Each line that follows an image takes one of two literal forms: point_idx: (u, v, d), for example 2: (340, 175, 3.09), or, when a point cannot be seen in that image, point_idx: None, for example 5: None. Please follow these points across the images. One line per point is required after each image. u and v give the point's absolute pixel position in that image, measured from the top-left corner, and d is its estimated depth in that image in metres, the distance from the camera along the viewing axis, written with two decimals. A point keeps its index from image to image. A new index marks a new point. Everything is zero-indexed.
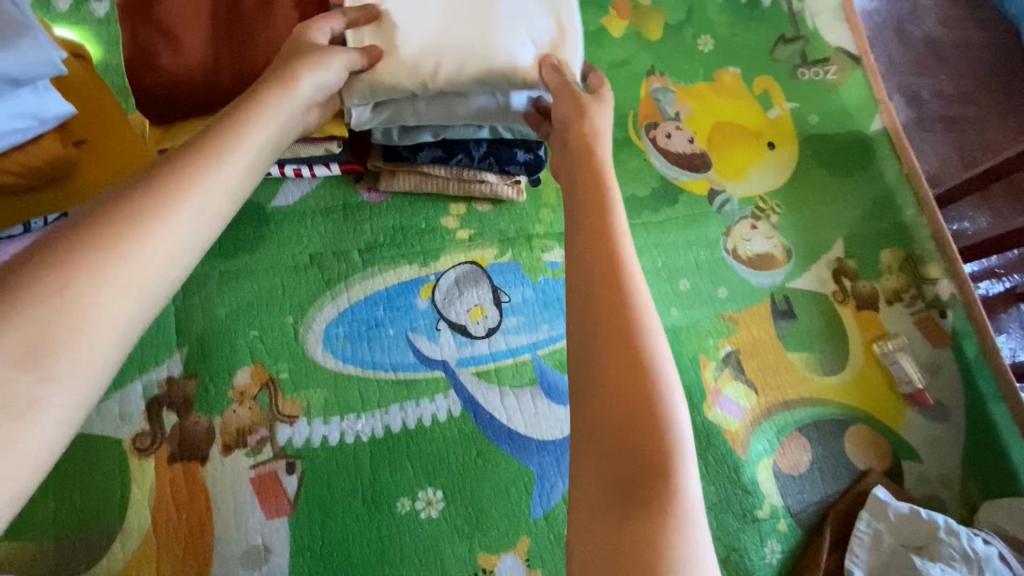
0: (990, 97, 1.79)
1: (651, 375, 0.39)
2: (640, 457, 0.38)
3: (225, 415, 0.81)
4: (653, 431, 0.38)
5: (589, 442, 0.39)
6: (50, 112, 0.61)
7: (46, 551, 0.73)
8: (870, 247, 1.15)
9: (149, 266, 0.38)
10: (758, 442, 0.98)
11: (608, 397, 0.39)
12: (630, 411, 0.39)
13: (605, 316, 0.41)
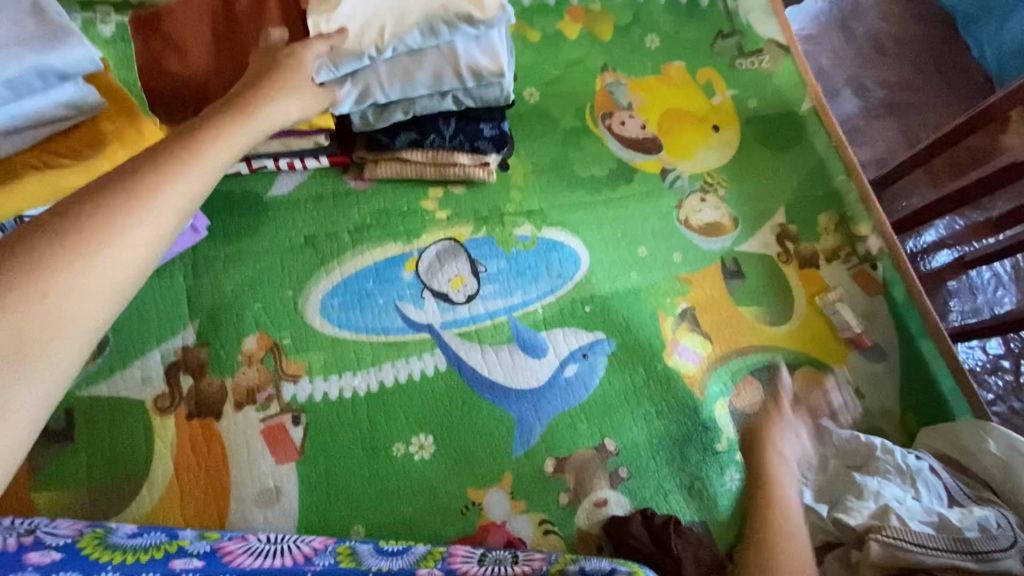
0: (930, 84, 1.95)
1: None
2: None
3: (236, 376, 0.91)
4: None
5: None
6: (87, 103, 0.74)
7: (81, 498, 0.82)
8: (808, 212, 1.29)
9: (128, 252, 0.45)
10: (714, 384, 1.10)
11: None
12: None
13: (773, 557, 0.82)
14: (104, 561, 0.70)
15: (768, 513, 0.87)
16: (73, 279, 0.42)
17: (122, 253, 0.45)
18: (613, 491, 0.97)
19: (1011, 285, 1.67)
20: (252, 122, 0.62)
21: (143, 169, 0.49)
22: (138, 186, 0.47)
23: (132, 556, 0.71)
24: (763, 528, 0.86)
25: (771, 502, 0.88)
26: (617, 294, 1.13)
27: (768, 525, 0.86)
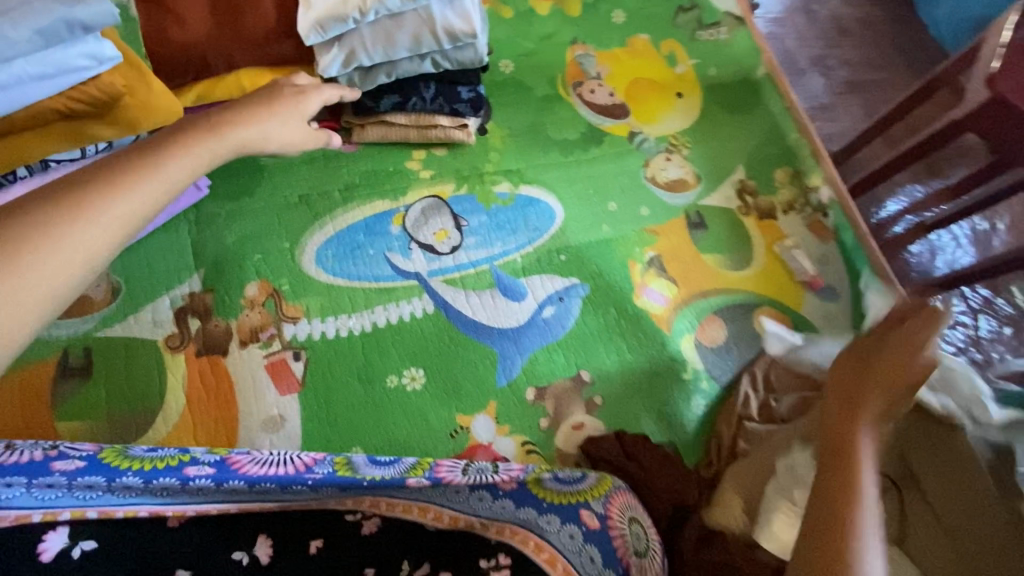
0: (890, 61, 2.07)
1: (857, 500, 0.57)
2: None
3: (240, 318, 1.00)
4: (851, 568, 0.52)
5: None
6: (107, 55, 0.83)
7: (101, 427, 0.89)
8: (765, 168, 1.39)
9: (68, 259, 0.54)
10: (680, 321, 1.20)
11: (827, 488, 0.59)
12: (839, 534, 0.55)
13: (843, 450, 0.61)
14: (122, 467, 0.78)
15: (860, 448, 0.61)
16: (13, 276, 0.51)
17: (59, 261, 0.54)
18: (589, 416, 1.07)
19: (968, 246, 1.77)
20: (222, 139, 0.71)
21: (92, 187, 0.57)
22: (79, 200, 0.56)
23: (148, 463, 0.79)
24: (850, 463, 0.60)
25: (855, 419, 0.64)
26: (590, 245, 1.23)
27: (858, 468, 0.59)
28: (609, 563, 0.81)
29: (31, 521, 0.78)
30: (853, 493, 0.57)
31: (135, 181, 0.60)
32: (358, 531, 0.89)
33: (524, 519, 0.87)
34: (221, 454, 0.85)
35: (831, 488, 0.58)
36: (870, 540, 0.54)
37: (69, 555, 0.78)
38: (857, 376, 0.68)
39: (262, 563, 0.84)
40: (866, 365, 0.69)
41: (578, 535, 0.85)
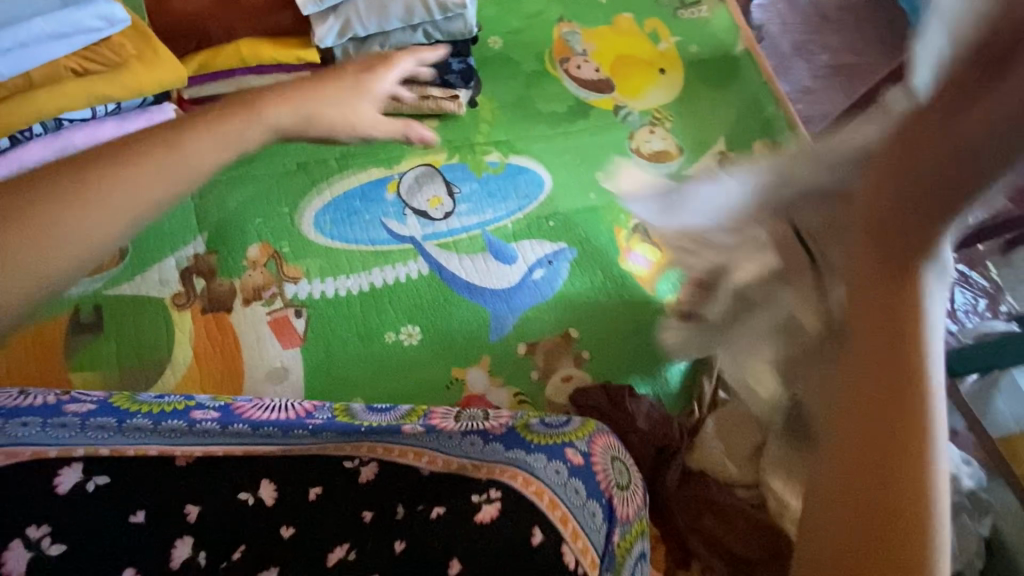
0: (871, 46, 2.13)
1: (911, 403, 0.40)
2: (883, 501, 0.38)
3: (243, 278, 1.04)
4: (917, 439, 0.39)
5: (839, 496, 0.39)
6: (115, 15, 1.04)
7: (112, 378, 0.94)
8: (745, 140, 1.44)
9: (113, 213, 0.56)
10: (663, 284, 1.22)
11: (865, 383, 0.41)
12: (893, 462, 0.39)
13: (888, 326, 0.42)
14: (132, 411, 0.86)
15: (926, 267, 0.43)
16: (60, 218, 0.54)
17: (102, 211, 0.56)
18: (578, 369, 1.13)
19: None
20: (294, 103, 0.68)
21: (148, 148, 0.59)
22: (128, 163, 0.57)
23: (156, 407, 0.87)
24: (898, 337, 0.42)
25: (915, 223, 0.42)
26: (579, 211, 1.27)
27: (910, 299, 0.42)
28: (592, 494, 0.87)
29: (47, 457, 0.77)
30: (902, 345, 0.41)
31: (185, 145, 0.60)
32: (354, 479, 0.89)
33: (515, 458, 0.90)
34: (222, 402, 0.93)
35: (875, 345, 0.42)
36: (916, 440, 0.39)
37: (82, 489, 0.77)
38: (896, 216, 0.43)
39: (265, 505, 0.84)
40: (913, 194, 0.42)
41: (563, 471, 0.89)
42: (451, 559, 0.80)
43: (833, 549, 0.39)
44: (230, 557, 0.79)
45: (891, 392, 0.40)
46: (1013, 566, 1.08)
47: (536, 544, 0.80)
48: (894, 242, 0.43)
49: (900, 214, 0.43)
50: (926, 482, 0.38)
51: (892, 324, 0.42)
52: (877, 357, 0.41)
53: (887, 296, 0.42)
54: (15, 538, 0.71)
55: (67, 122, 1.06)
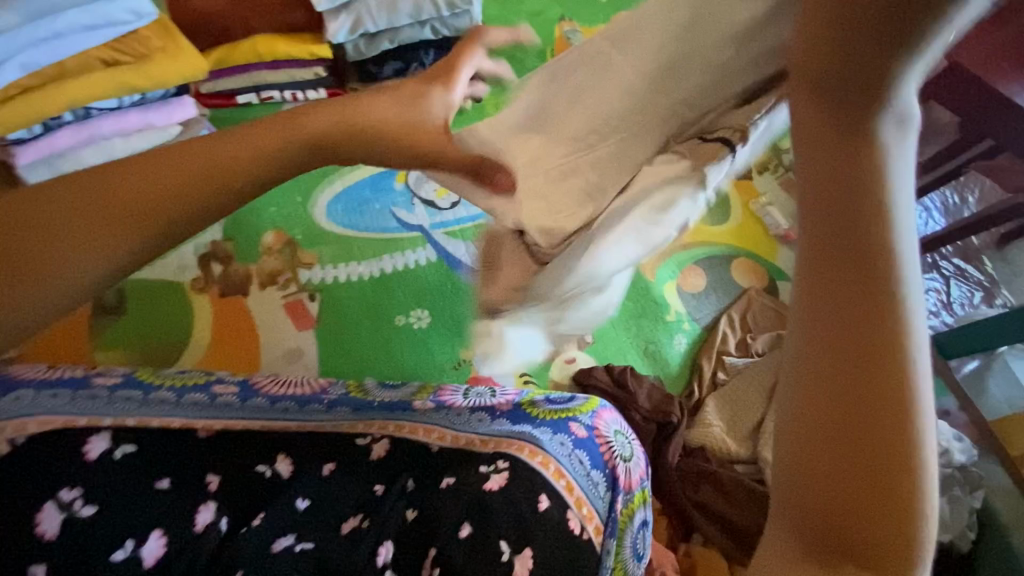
0: None
1: (878, 337, 0.30)
2: (873, 478, 0.30)
3: (259, 263, 1.09)
4: (896, 343, 0.30)
5: (814, 432, 0.31)
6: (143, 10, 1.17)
7: (136, 356, 0.99)
8: None
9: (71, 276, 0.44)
10: (664, 270, 1.30)
11: (827, 333, 0.31)
12: (872, 425, 0.30)
13: (841, 246, 0.31)
14: (157, 384, 0.92)
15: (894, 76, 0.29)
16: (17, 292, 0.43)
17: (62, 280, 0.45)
18: (580, 351, 1.18)
19: (940, 218, 1.89)
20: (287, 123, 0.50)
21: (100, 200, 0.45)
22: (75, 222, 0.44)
23: (179, 381, 0.93)
24: (862, 257, 0.30)
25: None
26: None
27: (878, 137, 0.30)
28: (595, 465, 0.92)
29: (76, 426, 0.82)
30: (871, 215, 0.30)
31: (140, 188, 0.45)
32: (367, 455, 0.93)
33: (520, 432, 0.94)
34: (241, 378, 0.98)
35: (832, 223, 0.30)
36: (883, 382, 0.30)
37: (110, 457, 0.81)
38: (847, 81, 0.28)
39: (282, 477, 0.89)
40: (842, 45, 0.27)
41: (568, 443, 0.93)
42: (463, 524, 0.84)
43: (818, 510, 0.32)
44: (250, 522, 0.84)
45: (856, 283, 0.30)
46: (1004, 541, 1.12)
47: (542, 510, 0.85)
48: (845, 55, 0.28)
49: (843, 75, 0.28)
50: (912, 390, 0.30)
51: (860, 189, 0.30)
52: (834, 246, 0.30)
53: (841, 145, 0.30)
54: (49, 499, 0.75)
55: (97, 110, 1.21)
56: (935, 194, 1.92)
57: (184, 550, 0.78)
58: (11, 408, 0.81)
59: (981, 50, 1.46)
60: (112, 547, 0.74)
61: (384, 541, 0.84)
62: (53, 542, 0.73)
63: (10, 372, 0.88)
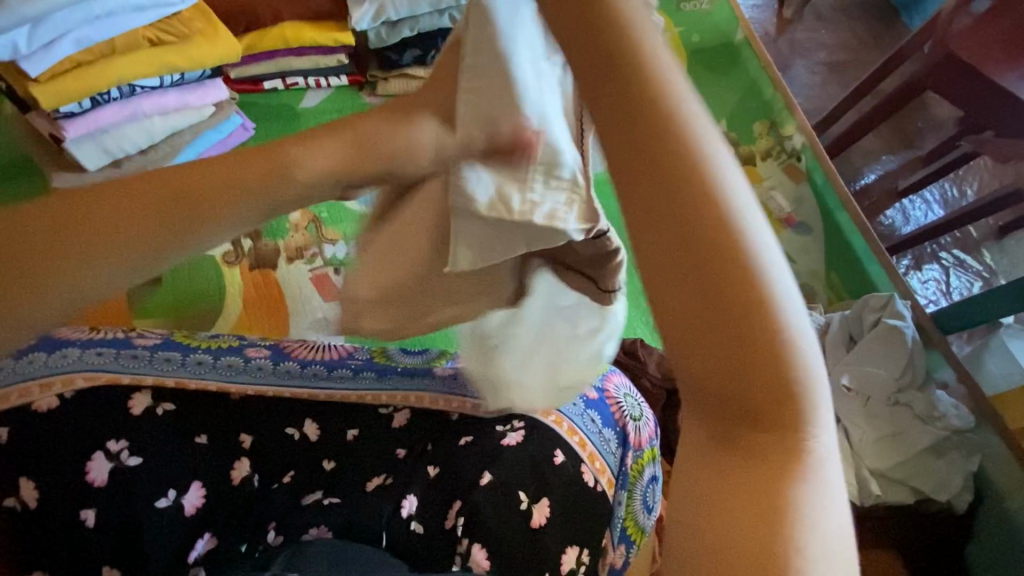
0: (867, 47, 2.20)
1: (725, 244, 0.36)
2: (755, 362, 0.36)
3: (286, 240, 1.22)
4: (721, 229, 0.37)
5: (688, 332, 0.36)
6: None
7: (177, 318, 1.11)
8: (745, 122, 1.67)
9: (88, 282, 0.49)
10: None
11: (672, 256, 0.37)
12: (731, 315, 0.36)
13: (668, 187, 0.38)
14: (193, 347, 0.96)
15: (646, 54, 0.41)
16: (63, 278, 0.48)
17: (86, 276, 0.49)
18: None
19: (940, 209, 1.93)
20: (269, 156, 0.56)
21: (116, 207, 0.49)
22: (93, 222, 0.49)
23: (212, 344, 0.98)
24: (683, 190, 0.37)
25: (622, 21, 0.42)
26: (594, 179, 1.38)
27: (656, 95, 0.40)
28: (606, 423, 0.97)
29: (121, 383, 0.86)
30: (676, 153, 0.38)
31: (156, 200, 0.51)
32: (388, 422, 0.97)
33: None
34: (270, 343, 1.03)
35: (643, 164, 0.38)
36: (735, 279, 0.36)
37: (153, 413, 0.85)
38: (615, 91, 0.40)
39: (310, 439, 0.93)
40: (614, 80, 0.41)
41: (580, 403, 0.98)
42: (483, 474, 0.89)
43: (719, 400, 0.37)
44: (280, 480, 0.89)
45: (678, 204, 0.37)
46: (1003, 509, 1.16)
47: (557, 463, 0.91)
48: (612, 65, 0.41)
49: (615, 89, 0.40)
50: (758, 269, 0.36)
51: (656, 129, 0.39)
52: (641, 163, 0.39)
53: (635, 106, 0.40)
54: (98, 449, 0.79)
55: (140, 88, 1.25)
56: (934, 186, 1.97)
57: (225, 500, 0.83)
58: (57, 364, 0.84)
59: (977, 42, 1.51)
60: (157, 495, 0.78)
61: (407, 495, 0.88)
62: (103, 489, 0.76)
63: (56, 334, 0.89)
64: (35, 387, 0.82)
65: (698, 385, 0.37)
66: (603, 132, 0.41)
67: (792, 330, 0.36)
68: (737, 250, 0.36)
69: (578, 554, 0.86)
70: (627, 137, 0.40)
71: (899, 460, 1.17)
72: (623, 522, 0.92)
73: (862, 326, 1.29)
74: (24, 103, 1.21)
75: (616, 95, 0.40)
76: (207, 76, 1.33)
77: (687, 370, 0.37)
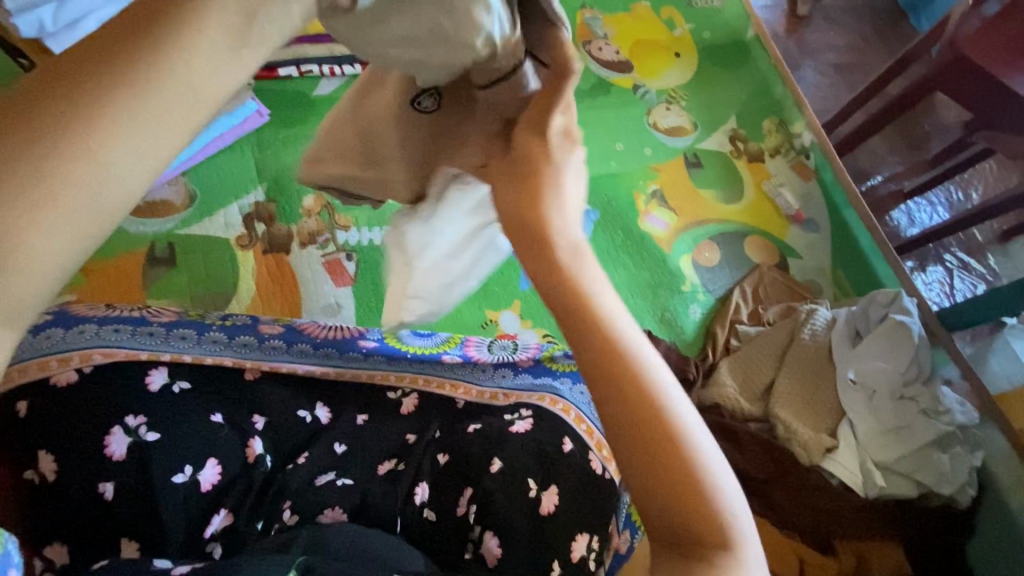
0: (875, 49, 2.21)
1: (659, 410, 0.49)
2: (688, 499, 0.47)
3: (300, 224, 1.27)
4: (651, 399, 0.49)
5: (643, 481, 0.48)
6: None
7: (195, 298, 1.17)
8: (756, 118, 1.68)
9: (98, 199, 0.39)
10: (680, 244, 1.50)
11: (626, 423, 0.49)
12: (668, 466, 0.47)
13: (609, 368, 0.50)
14: (208, 326, 1.03)
15: (576, 260, 0.55)
16: (57, 196, 0.38)
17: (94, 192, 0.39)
18: None
19: (945, 212, 1.93)
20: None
21: (82, 99, 0.38)
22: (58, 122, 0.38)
23: (227, 324, 1.04)
24: (621, 371, 0.50)
25: (534, 212, 0.56)
26: (600, 177, 1.54)
27: (567, 270, 0.54)
28: None
29: (138, 359, 0.90)
30: (606, 331, 0.51)
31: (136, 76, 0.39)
32: (397, 407, 1.00)
33: (542, 385, 1.04)
34: (285, 323, 1.08)
35: (591, 347, 0.51)
36: (669, 439, 0.48)
37: (168, 389, 0.87)
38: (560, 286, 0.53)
39: (321, 423, 0.96)
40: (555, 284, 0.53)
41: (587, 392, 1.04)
42: (492, 461, 0.87)
43: (673, 529, 0.47)
44: (295, 460, 0.89)
45: (615, 383, 0.49)
46: (1004, 505, 1.17)
47: (566, 451, 0.89)
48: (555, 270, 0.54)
49: (562, 288, 0.53)
50: (679, 427, 0.48)
51: (572, 306, 0.52)
52: (588, 351, 0.51)
53: (568, 287, 0.53)
54: (116, 424, 0.78)
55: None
56: (940, 189, 1.97)
57: (240, 479, 0.83)
58: (75, 341, 0.88)
59: (986, 44, 1.51)
60: (173, 470, 0.77)
61: (420, 482, 0.87)
62: (121, 463, 0.76)
63: (73, 311, 0.95)
64: (54, 361, 0.85)
65: (652, 516, 0.48)
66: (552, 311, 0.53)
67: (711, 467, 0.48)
68: (660, 406, 0.49)
69: (588, 541, 0.80)
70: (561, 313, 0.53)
71: (903, 453, 1.17)
72: (629, 510, 0.88)
73: (869, 322, 1.32)
74: None
75: (559, 299, 0.53)
76: None
77: (647, 507, 0.48)
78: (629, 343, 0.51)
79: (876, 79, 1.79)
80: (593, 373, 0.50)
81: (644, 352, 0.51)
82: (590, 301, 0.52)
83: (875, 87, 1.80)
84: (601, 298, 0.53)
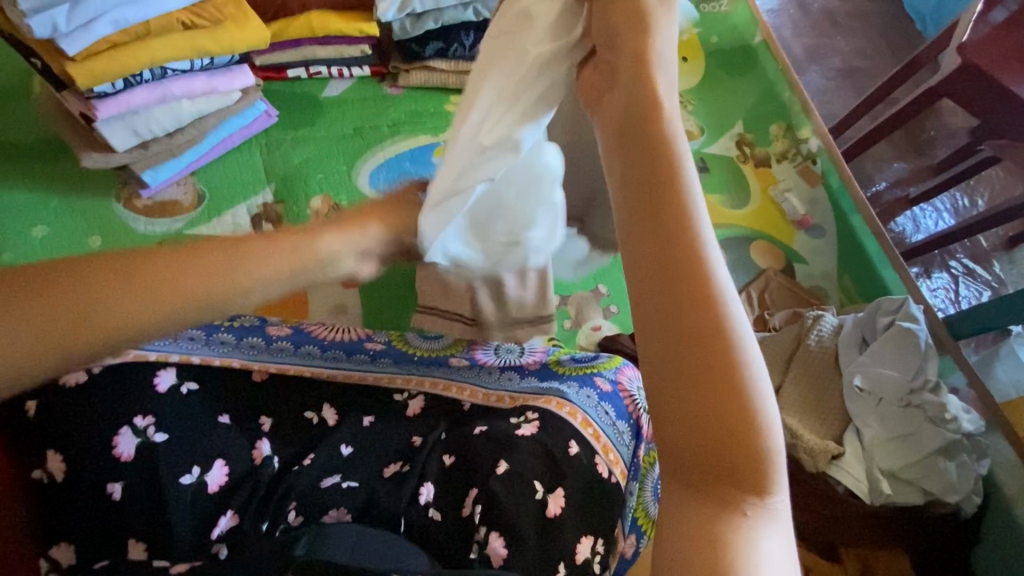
0: (882, 53, 2.20)
1: (727, 329, 0.46)
2: (730, 427, 0.44)
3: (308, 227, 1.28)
4: (716, 316, 0.46)
5: (683, 395, 0.45)
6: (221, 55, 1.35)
7: None
8: (762, 123, 1.69)
9: None
10: None
11: (684, 333, 0.46)
12: (718, 386, 0.44)
13: (684, 274, 0.47)
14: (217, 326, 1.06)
15: (676, 166, 0.52)
16: None
17: None
18: (605, 321, 1.43)
19: (951, 218, 1.93)
20: None
21: None
22: None
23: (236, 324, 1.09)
24: (696, 279, 0.47)
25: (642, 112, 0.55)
26: None
27: (666, 171, 0.52)
28: (620, 417, 0.99)
29: (147, 361, 0.89)
30: (689, 240, 0.49)
31: None
32: (404, 410, 0.98)
33: (548, 388, 1.03)
34: (292, 326, 1.15)
35: (670, 249, 0.48)
36: (730, 358, 0.45)
37: (177, 390, 0.87)
38: (651, 187, 0.51)
39: (328, 424, 0.95)
40: (651, 181, 0.51)
41: (594, 396, 1.01)
42: (499, 463, 0.86)
43: (700, 455, 0.44)
44: (302, 461, 0.88)
45: (683, 292, 0.47)
46: (1009, 513, 1.17)
47: (572, 455, 0.89)
48: (648, 168, 0.52)
49: (661, 186, 0.51)
50: (739, 354, 0.45)
51: (666, 203, 0.50)
52: (661, 254, 0.49)
53: (660, 187, 0.51)
54: (123, 425, 0.79)
55: (171, 72, 1.30)
56: (945, 195, 1.97)
57: (247, 478, 0.83)
58: None
59: (994, 52, 1.51)
60: (181, 471, 0.78)
61: (425, 483, 0.86)
62: (129, 463, 0.76)
63: None
64: None
65: (678, 437, 0.45)
66: (630, 210, 0.52)
67: (762, 405, 0.45)
68: (727, 327, 0.46)
69: (592, 544, 0.82)
70: (639, 208, 0.51)
71: (910, 460, 1.17)
72: (634, 512, 0.94)
73: (875, 329, 1.31)
74: (59, 83, 1.24)
75: (653, 194, 0.51)
76: (235, 61, 1.37)
77: (677, 425, 0.45)
78: (711, 259, 0.48)
79: (882, 85, 1.79)
80: (669, 274, 0.48)
81: (721, 275, 0.48)
82: (681, 209, 0.50)
83: (882, 92, 1.80)
84: (697, 208, 0.51)
